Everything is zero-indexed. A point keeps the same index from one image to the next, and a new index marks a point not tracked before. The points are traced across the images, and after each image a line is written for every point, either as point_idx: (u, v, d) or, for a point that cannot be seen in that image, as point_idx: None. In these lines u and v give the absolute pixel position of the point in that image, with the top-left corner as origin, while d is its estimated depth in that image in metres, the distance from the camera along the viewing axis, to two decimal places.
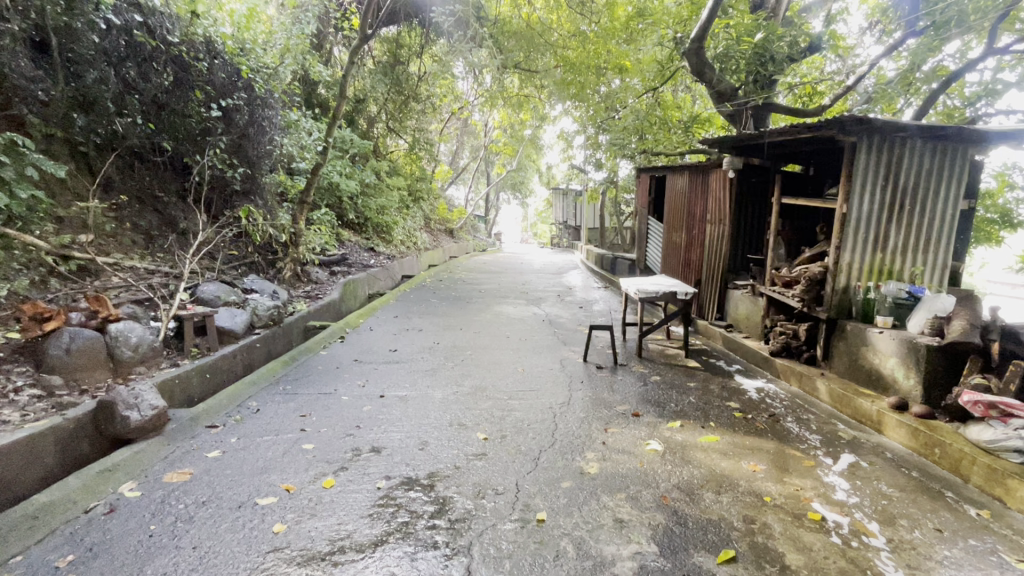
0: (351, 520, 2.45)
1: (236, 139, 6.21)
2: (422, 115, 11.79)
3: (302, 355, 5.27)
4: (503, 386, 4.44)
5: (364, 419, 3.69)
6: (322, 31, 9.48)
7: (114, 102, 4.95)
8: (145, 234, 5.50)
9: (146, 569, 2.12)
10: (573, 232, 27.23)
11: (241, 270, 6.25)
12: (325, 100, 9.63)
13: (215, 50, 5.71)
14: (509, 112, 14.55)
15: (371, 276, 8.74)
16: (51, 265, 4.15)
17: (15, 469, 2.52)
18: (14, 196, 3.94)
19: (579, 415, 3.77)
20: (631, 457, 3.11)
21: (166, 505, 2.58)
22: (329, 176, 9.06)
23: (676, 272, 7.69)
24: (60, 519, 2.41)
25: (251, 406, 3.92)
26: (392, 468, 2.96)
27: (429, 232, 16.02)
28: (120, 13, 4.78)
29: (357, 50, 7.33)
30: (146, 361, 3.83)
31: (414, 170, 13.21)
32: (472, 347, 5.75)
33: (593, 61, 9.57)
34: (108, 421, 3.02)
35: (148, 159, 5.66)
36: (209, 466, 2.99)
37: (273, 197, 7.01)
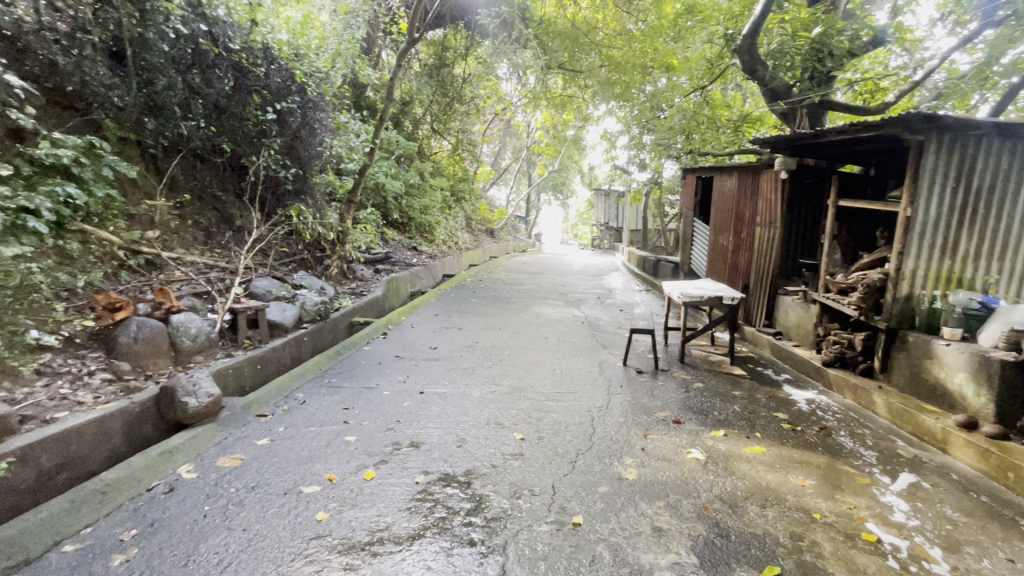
0: (390, 513, 2.50)
1: (289, 141, 6.45)
2: (466, 116, 11.98)
3: (347, 349, 5.44)
4: (541, 387, 4.42)
5: (404, 414, 3.77)
6: (372, 35, 9.79)
7: (180, 107, 5.28)
8: (205, 231, 5.84)
9: (201, 547, 2.24)
10: (614, 233, 26.85)
11: (291, 267, 6.51)
12: (373, 102, 9.90)
13: (272, 56, 5.96)
14: (553, 113, 14.53)
15: (413, 275, 8.92)
16: (122, 259, 4.46)
17: (87, 447, 2.72)
18: (92, 194, 4.27)
19: (618, 420, 3.71)
20: (671, 465, 3.04)
21: (220, 488, 2.72)
22: (375, 177, 9.30)
23: (722, 276, 7.45)
24: (125, 495, 2.59)
25: (298, 397, 4.08)
26: (430, 464, 3.01)
27: (470, 232, 16.19)
28: (188, 23, 5.07)
29: (404, 54, 7.47)
30: (203, 351, 4.06)
31: (457, 171, 13.39)
32: (511, 347, 5.77)
33: (639, 60, 9.39)
34: (169, 406, 3.23)
35: (209, 160, 6.04)
36: (258, 453, 3.14)
37: (322, 197, 7.18)
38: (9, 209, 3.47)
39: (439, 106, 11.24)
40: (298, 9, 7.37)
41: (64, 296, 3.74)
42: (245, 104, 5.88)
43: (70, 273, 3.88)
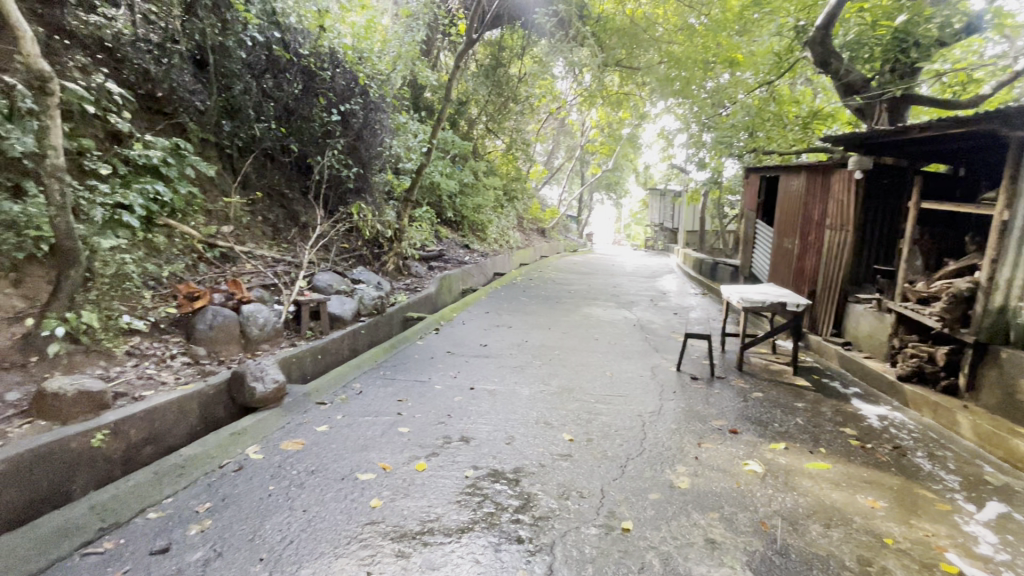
0: (440, 504, 2.56)
1: (352, 141, 6.66)
2: (520, 115, 12.11)
3: (401, 343, 5.61)
4: (591, 389, 4.37)
5: (455, 409, 3.84)
6: (431, 38, 10.05)
7: (254, 109, 5.63)
8: (273, 226, 6.20)
9: (266, 524, 2.38)
10: (669, 234, 26.13)
11: (351, 262, 6.79)
12: (431, 103, 10.09)
13: (338, 60, 6.23)
14: (608, 111, 14.29)
15: (465, 272, 9.07)
16: (200, 251, 4.81)
17: (168, 423, 2.97)
18: (177, 191, 4.69)
19: (670, 426, 3.61)
20: (726, 476, 2.92)
21: (283, 470, 2.89)
22: (430, 176, 9.52)
23: (786, 281, 7.06)
24: (201, 471, 2.80)
25: (355, 388, 4.25)
26: (479, 459, 3.05)
27: (521, 230, 16.25)
28: (262, 31, 5.44)
29: (462, 56, 7.59)
30: (269, 340, 4.30)
31: (510, 170, 13.47)
32: (561, 347, 5.74)
33: (700, 56, 9.00)
34: (239, 390, 3.45)
35: (279, 159, 6.39)
36: (318, 439, 3.30)
37: (381, 195, 7.42)
38: (108, 206, 3.98)
39: (494, 106, 11.38)
40: (362, 14, 7.69)
41: (151, 285, 4.09)
42: (312, 106, 6.10)
43: (157, 263, 4.24)
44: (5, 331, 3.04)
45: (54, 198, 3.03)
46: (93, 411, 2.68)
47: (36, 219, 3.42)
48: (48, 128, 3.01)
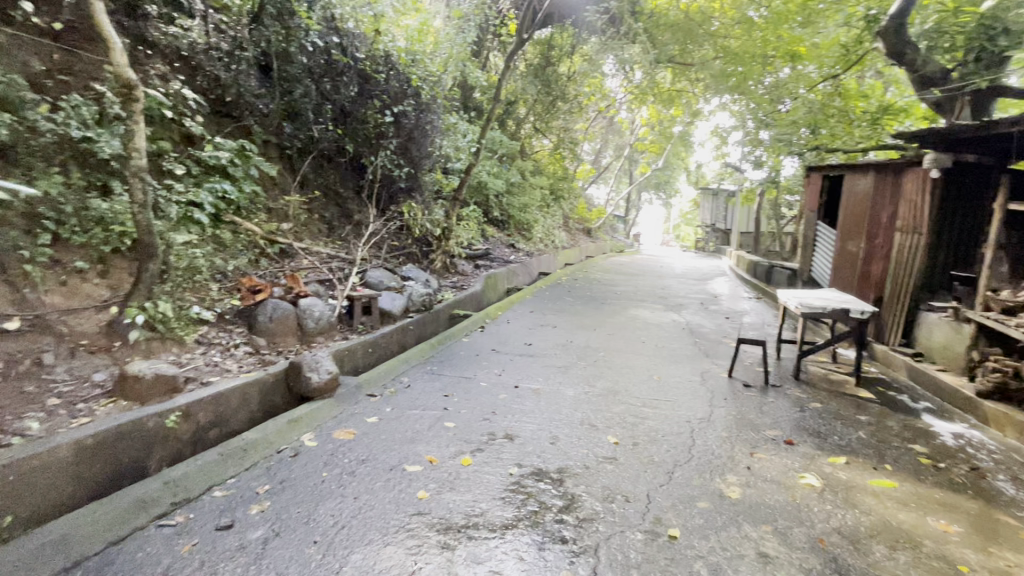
0: (485, 500, 2.59)
1: (404, 141, 6.79)
2: (568, 115, 12.06)
3: (447, 340, 5.71)
4: (637, 392, 4.30)
5: (499, 406, 3.87)
6: (482, 39, 10.17)
7: (313, 111, 5.88)
8: (328, 224, 6.46)
9: (320, 508, 2.49)
10: (721, 236, 25.24)
11: (401, 260, 6.98)
12: (480, 103, 10.17)
13: (392, 63, 6.40)
14: (659, 109, 13.95)
15: (511, 271, 9.12)
16: (263, 247, 5.08)
17: (232, 408, 3.17)
18: (242, 189, 4.99)
19: (720, 434, 3.50)
20: (780, 488, 2.80)
21: (336, 457, 3.01)
22: (478, 176, 9.63)
23: (849, 287, 6.67)
24: (261, 455, 2.97)
25: (403, 381, 4.37)
26: (523, 457, 3.07)
27: (567, 230, 16.15)
28: (322, 36, 5.64)
29: (511, 56, 7.63)
30: (324, 332, 4.48)
31: (557, 169, 13.42)
32: (607, 349, 5.67)
33: (759, 50, 8.46)
34: (296, 379, 3.62)
35: (335, 160, 6.64)
36: (368, 429, 3.41)
37: (430, 194, 7.53)
38: (182, 203, 4.30)
39: (542, 106, 11.51)
40: (416, 17, 7.88)
41: (218, 278, 4.37)
42: (367, 107, 6.29)
43: (224, 258, 4.51)
44: (93, 317, 3.33)
45: (138, 196, 3.31)
46: (167, 394, 2.90)
47: (120, 216, 3.75)
48: (133, 132, 3.28)
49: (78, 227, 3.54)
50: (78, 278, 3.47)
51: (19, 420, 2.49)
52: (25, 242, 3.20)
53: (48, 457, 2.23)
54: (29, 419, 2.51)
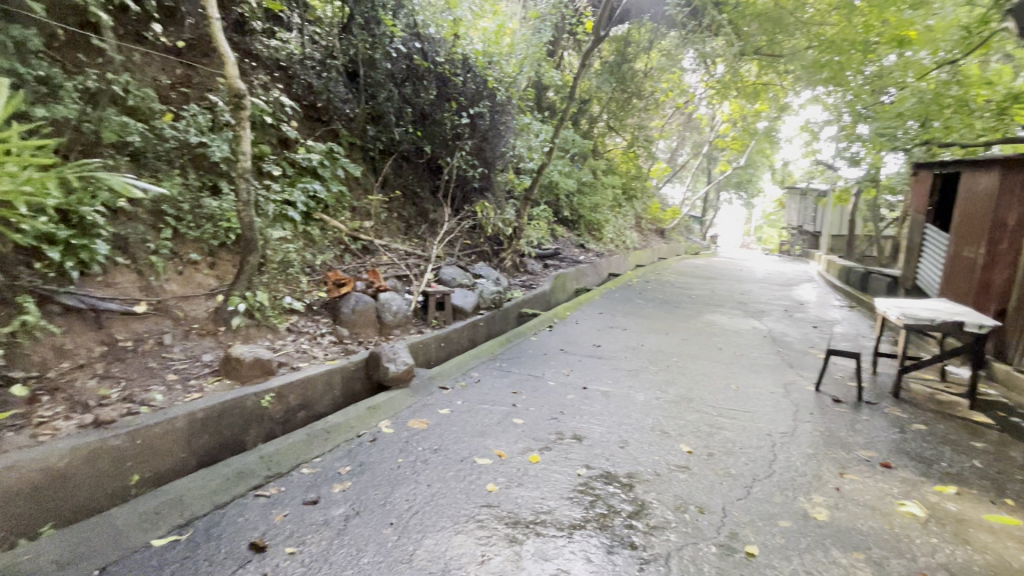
0: (553, 498, 2.60)
1: (479, 142, 6.91)
2: (644, 112, 11.78)
3: (516, 337, 5.78)
4: (713, 401, 4.11)
5: (568, 406, 3.86)
6: (558, 38, 10.17)
7: (395, 114, 6.15)
8: (406, 222, 6.76)
9: (396, 492, 2.62)
10: (809, 239, 23.49)
11: (473, 258, 7.15)
12: (554, 103, 10.18)
13: (470, 65, 6.48)
14: (742, 104, 13.23)
15: (580, 272, 9.04)
16: (347, 243, 5.40)
17: (318, 393, 3.41)
18: (330, 189, 5.35)
19: (805, 451, 3.26)
20: (874, 514, 2.56)
21: (410, 445, 3.15)
22: (550, 176, 9.65)
23: (963, 298, 5.95)
24: (343, 438, 3.17)
25: (473, 376, 4.48)
26: (592, 459, 3.04)
27: (639, 231, 15.76)
28: (405, 43, 5.94)
29: (587, 55, 7.54)
30: (400, 325, 4.70)
31: (631, 169, 13.12)
32: (680, 354, 5.46)
33: (860, 36, 7.86)
34: (375, 368, 3.82)
35: (414, 161, 6.84)
36: (440, 420, 3.54)
37: (503, 193, 7.62)
38: (278, 202, 4.68)
39: (617, 103, 11.40)
40: (494, 19, 8.04)
41: (308, 271, 4.71)
42: (444, 110, 6.45)
43: (313, 253, 4.86)
44: (202, 304, 3.70)
45: (244, 195, 3.66)
46: (264, 376, 3.18)
47: (227, 213, 4.13)
48: (241, 137, 3.62)
49: (193, 223, 3.95)
50: (191, 269, 3.86)
51: (145, 391, 2.83)
52: (151, 236, 3.65)
53: (166, 426, 2.52)
54: (153, 391, 2.85)
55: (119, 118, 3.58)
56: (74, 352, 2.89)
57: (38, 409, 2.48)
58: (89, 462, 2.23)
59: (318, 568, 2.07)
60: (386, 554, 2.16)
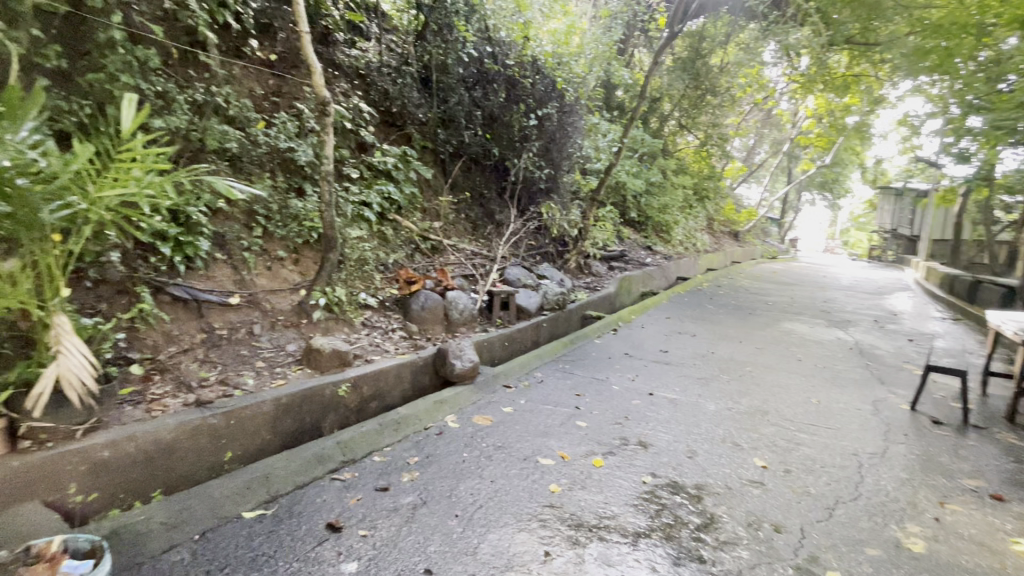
0: (617, 504, 2.56)
1: (546, 143, 6.90)
2: (718, 108, 11.28)
3: (579, 339, 5.73)
4: (791, 414, 3.86)
5: (632, 412, 3.78)
6: (628, 36, 9.96)
7: (465, 118, 6.29)
8: (473, 223, 6.90)
9: (462, 485, 2.69)
10: (906, 243, 21.38)
11: (537, 259, 7.17)
12: (623, 102, 10.00)
13: (539, 67, 6.52)
14: (829, 98, 12.30)
15: (647, 275, 8.80)
16: (418, 243, 5.61)
17: (389, 385, 3.57)
18: (403, 191, 5.58)
19: (898, 475, 2.98)
20: (982, 551, 2.30)
21: (475, 440, 3.22)
22: (617, 176, 9.48)
23: None
24: (411, 430, 3.30)
25: (536, 376, 4.49)
26: (657, 467, 2.96)
27: (711, 233, 15.10)
28: (477, 48, 6.06)
29: (659, 52, 7.30)
30: (466, 324, 4.81)
31: (704, 168, 12.57)
32: (754, 364, 5.17)
33: (973, 18, 6.64)
34: (442, 364, 3.94)
35: (482, 163, 6.94)
36: (503, 418, 3.58)
37: (569, 194, 7.57)
38: (356, 203, 4.95)
39: (689, 100, 11.05)
40: (565, 19, 8.03)
41: (381, 269, 4.94)
42: (512, 112, 6.48)
43: (386, 252, 5.09)
44: (288, 298, 3.99)
45: (326, 196, 3.90)
46: (341, 367, 3.38)
47: (311, 214, 4.42)
48: (324, 142, 3.87)
49: (281, 223, 4.25)
50: (278, 265, 4.16)
51: (238, 375, 3.10)
52: (245, 235, 3.98)
53: (256, 409, 2.75)
54: (245, 376, 3.12)
55: (221, 127, 3.92)
56: (179, 337, 3.22)
57: (151, 386, 2.79)
58: (192, 437, 2.48)
59: (388, 552, 2.17)
60: (452, 544, 2.22)
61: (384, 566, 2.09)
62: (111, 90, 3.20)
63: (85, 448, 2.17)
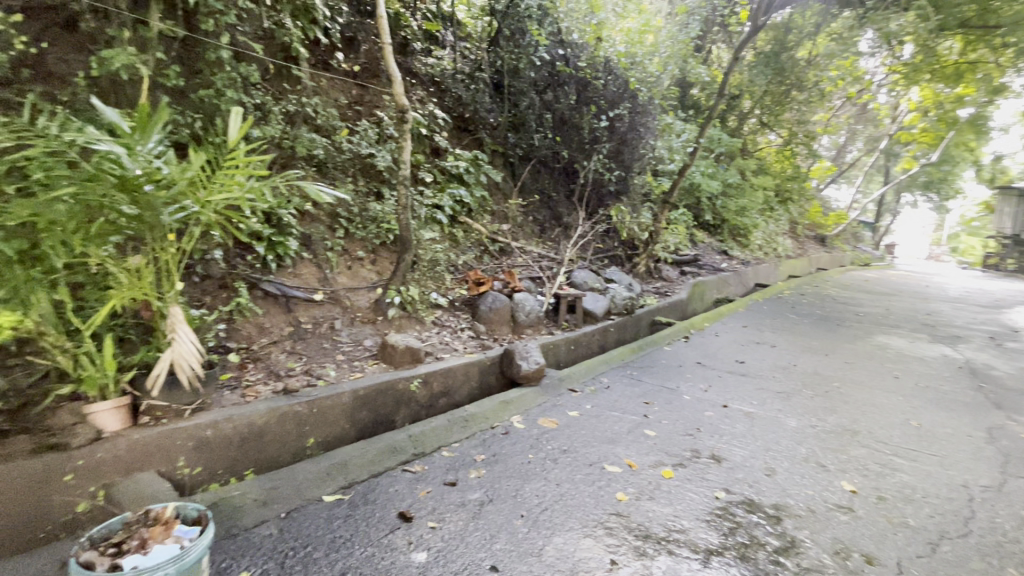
0: (688, 518, 2.47)
1: (617, 145, 6.77)
2: (804, 104, 10.55)
3: (648, 346, 5.58)
4: (885, 437, 3.52)
5: (705, 424, 3.62)
6: (706, 32, 9.56)
7: (535, 120, 6.33)
8: (541, 225, 6.92)
9: (527, 486, 2.71)
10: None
11: (605, 263, 7.06)
12: (698, 100, 9.61)
13: (611, 67, 6.42)
14: (937, 89, 11.10)
15: (722, 281, 8.38)
16: (487, 245, 5.71)
17: (457, 382, 3.67)
18: (474, 194, 5.71)
19: (1019, 513, 2.62)
20: None
21: (541, 442, 3.22)
22: (692, 177, 9.12)
23: None
24: (478, 428, 3.37)
25: (603, 382, 4.42)
26: (732, 483, 2.81)
27: (794, 238, 14.12)
28: (549, 50, 6.08)
29: (741, 47, 6.91)
30: (533, 326, 4.83)
31: (787, 168, 11.70)
32: (842, 380, 4.77)
33: None
34: (508, 365, 3.99)
35: (551, 166, 6.93)
36: (569, 422, 3.56)
37: (640, 196, 7.39)
38: (429, 206, 5.13)
39: (772, 97, 10.44)
40: (638, 18, 7.74)
41: (452, 270, 5.08)
42: (583, 114, 6.42)
43: (456, 253, 5.23)
44: (366, 295, 4.21)
45: (403, 200, 4.09)
46: (413, 363, 3.52)
47: (387, 216, 4.64)
48: (402, 148, 4.04)
49: (361, 224, 4.49)
50: (358, 265, 4.40)
51: (321, 367, 3.32)
52: (329, 236, 4.25)
53: (337, 399, 2.93)
54: (327, 367, 3.33)
55: (309, 135, 4.22)
56: (270, 329, 3.50)
57: (246, 373, 3.06)
58: (280, 423, 2.69)
59: (456, 545, 2.22)
60: (517, 544, 2.24)
61: (452, 558, 2.14)
62: (218, 104, 3.54)
63: (191, 426, 2.41)
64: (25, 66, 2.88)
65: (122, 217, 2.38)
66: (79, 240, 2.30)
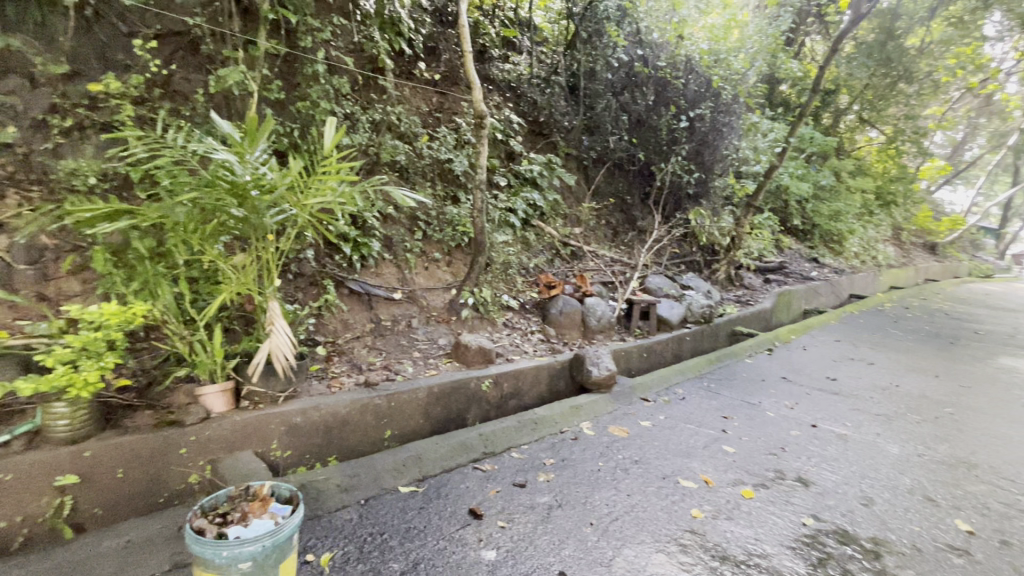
0: (770, 543, 2.31)
1: (697, 146, 6.49)
2: (913, 98, 9.61)
3: (727, 357, 5.29)
4: (1011, 473, 3.08)
5: (791, 444, 3.37)
6: (799, 24, 8.94)
7: (611, 123, 6.24)
8: (614, 229, 6.78)
9: (597, 494, 2.67)
10: None
11: (681, 269, 6.79)
12: (788, 98, 9.00)
13: (693, 66, 6.21)
14: None
15: (811, 291, 7.76)
16: (558, 249, 5.70)
17: (527, 385, 3.69)
18: (546, 197, 5.72)
19: None
20: None
21: (611, 451, 3.16)
22: (778, 179, 8.55)
23: None
24: (546, 432, 3.37)
25: (677, 393, 4.25)
26: (821, 510, 2.60)
27: (897, 245, 12.78)
28: (627, 51, 6.00)
29: (839, 39, 6.39)
30: (604, 331, 4.75)
31: (891, 169, 10.57)
32: (956, 405, 4.24)
33: None
34: (579, 370, 3.95)
35: (625, 168, 6.81)
36: (641, 432, 3.46)
37: (720, 200, 7.04)
38: (503, 209, 5.21)
39: (875, 91, 9.53)
40: (722, 13, 7.35)
41: (523, 273, 5.12)
42: (661, 114, 6.23)
43: (528, 256, 5.27)
44: (441, 295, 4.36)
45: (478, 204, 4.17)
46: (484, 364, 3.59)
47: (462, 219, 4.77)
48: (479, 152, 4.14)
49: (438, 227, 4.66)
50: (434, 265, 4.56)
51: (398, 363, 3.48)
52: (408, 237, 4.44)
53: (412, 394, 3.05)
54: (404, 363, 3.48)
55: (393, 142, 4.42)
56: (353, 325, 3.73)
57: (332, 365, 3.26)
58: (361, 414, 2.85)
59: (524, 547, 2.23)
60: (587, 552, 2.21)
61: (521, 560, 2.15)
62: (313, 115, 3.83)
63: (283, 413, 2.61)
64: (157, 86, 3.29)
65: (232, 219, 2.62)
66: (197, 239, 2.56)
